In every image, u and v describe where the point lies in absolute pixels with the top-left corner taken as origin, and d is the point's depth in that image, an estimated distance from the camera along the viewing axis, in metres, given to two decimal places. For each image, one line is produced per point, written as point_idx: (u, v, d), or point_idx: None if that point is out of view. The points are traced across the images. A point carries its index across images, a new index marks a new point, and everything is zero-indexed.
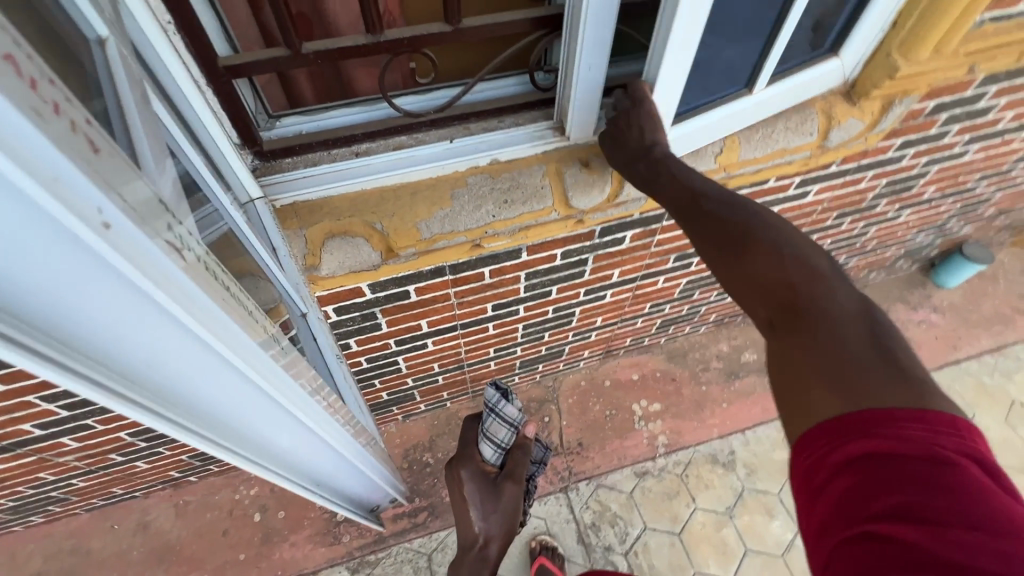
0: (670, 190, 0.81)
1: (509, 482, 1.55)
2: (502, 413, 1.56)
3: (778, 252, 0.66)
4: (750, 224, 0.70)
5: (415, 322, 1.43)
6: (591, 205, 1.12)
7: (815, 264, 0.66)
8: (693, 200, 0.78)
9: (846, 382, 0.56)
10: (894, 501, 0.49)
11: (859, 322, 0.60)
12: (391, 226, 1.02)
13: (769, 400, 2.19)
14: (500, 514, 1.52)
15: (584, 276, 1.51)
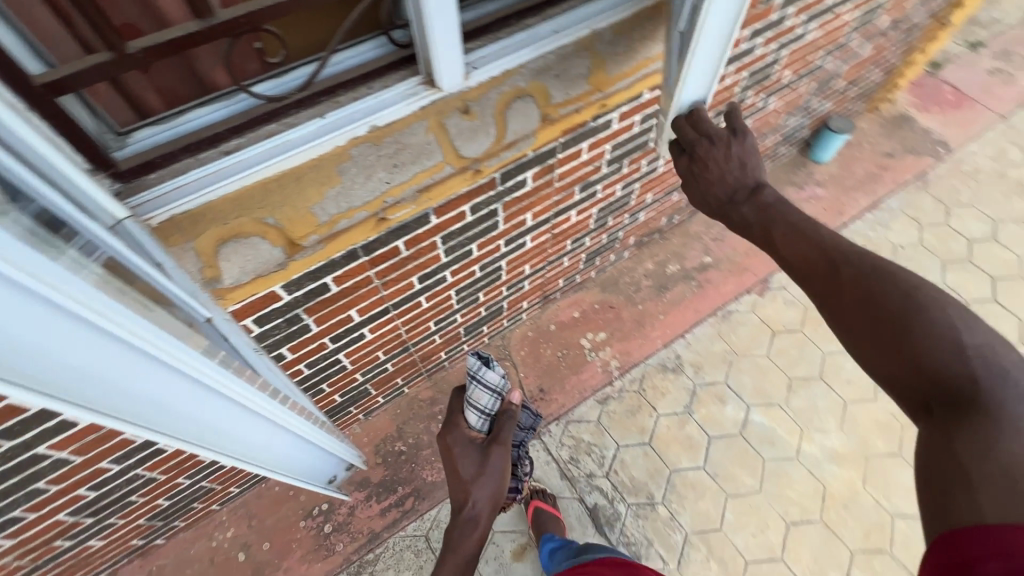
0: (794, 242, 0.98)
1: (500, 443, 1.53)
2: (484, 379, 1.50)
3: (942, 326, 0.76)
4: (909, 297, 0.80)
5: (345, 314, 1.40)
6: (481, 151, 1.14)
7: (994, 356, 0.73)
8: (827, 261, 0.92)
9: (985, 441, 0.66)
10: (994, 562, 0.57)
11: (997, 388, 0.70)
12: (285, 217, 0.98)
13: (699, 301, 2.36)
14: (487, 476, 1.48)
15: (499, 226, 1.53)
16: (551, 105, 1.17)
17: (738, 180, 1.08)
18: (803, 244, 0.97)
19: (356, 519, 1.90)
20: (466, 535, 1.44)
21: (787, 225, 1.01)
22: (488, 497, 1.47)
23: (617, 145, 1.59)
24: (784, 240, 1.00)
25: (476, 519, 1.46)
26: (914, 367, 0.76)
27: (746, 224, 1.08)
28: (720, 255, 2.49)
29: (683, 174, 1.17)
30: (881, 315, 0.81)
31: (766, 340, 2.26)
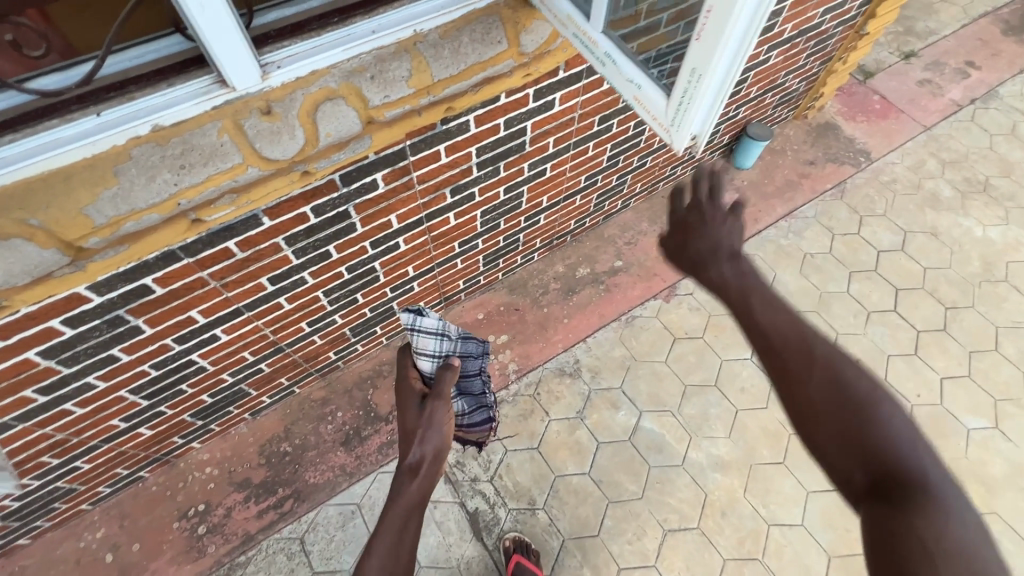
0: (765, 307, 0.93)
1: (445, 392, 1.30)
2: (421, 327, 1.34)
3: (890, 422, 0.80)
4: (866, 389, 0.82)
5: (184, 315, 1.37)
6: (291, 154, 1.09)
7: (921, 447, 0.78)
8: (800, 337, 0.88)
9: (938, 533, 0.71)
10: None
11: (939, 484, 0.76)
12: (51, 219, 0.94)
13: (605, 306, 2.35)
14: (432, 428, 1.27)
15: (358, 228, 1.50)
16: (371, 108, 1.14)
17: (719, 241, 1.02)
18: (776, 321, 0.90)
19: (232, 521, 1.88)
20: (411, 487, 1.20)
21: (765, 298, 0.93)
22: (432, 449, 1.26)
23: (484, 148, 1.56)
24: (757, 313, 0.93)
25: (417, 471, 1.22)
26: (868, 454, 0.79)
27: (722, 289, 0.99)
28: (631, 259, 2.48)
29: (671, 244, 1.09)
30: (844, 402, 0.82)
31: (666, 346, 2.26)
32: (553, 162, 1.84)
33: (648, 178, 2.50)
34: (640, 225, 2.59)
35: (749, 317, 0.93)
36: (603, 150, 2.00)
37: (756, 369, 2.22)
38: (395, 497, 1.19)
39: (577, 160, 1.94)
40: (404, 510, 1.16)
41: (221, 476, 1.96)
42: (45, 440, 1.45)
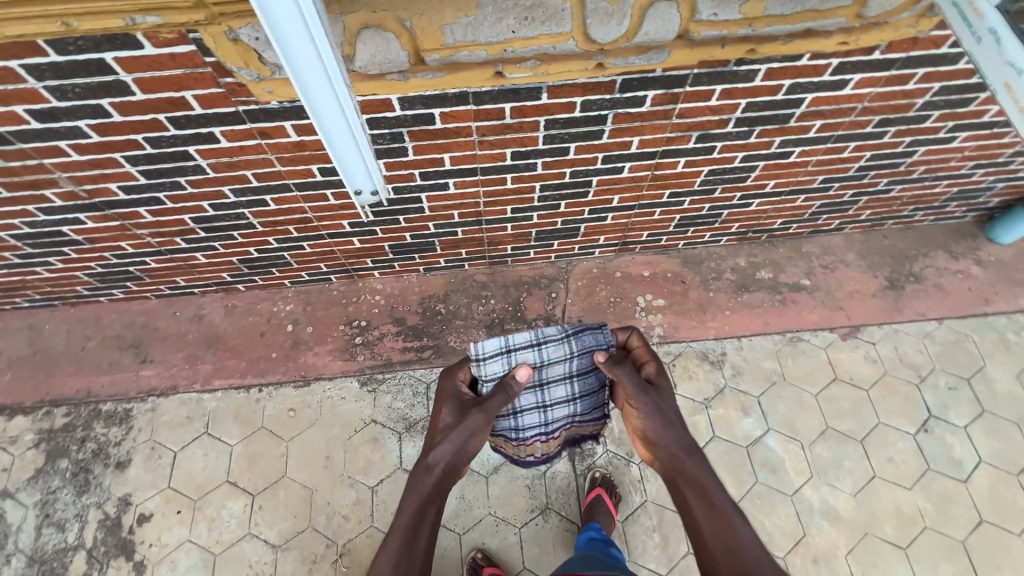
0: (711, 523, 1.22)
1: (486, 402, 1.39)
2: (512, 345, 1.42)
3: (749, 553, 1.16)
4: (759, 564, 1.15)
5: (439, 155, 1.56)
6: (608, 39, 1.18)
7: (769, 562, 1.16)
8: (725, 538, 1.19)
9: None
10: None
11: None
12: (419, 26, 1.10)
13: (773, 316, 2.23)
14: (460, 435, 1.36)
15: (603, 137, 1.57)
16: (694, 21, 1.18)
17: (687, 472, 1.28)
18: (672, 443, 1.32)
19: (382, 344, 2.17)
20: (425, 480, 1.34)
21: (711, 525, 1.22)
22: (451, 455, 1.36)
23: (754, 104, 1.51)
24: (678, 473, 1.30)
25: (434, 470, 1.34)
26: None
27: (671, 474, 1.31)
28: (821, 284, 2.30)
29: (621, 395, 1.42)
30: (741, 560, 1.16)
31: (822, 381, 2.11)
32: (804, 148, 1.74)
33: (881, 209, 2.26)
34: (846, 253, 2.36)
35: (680, 457, 1.30)
36: (861, 156, 1.83)
37: (916, 448, 1.99)
38: (410, 490, 1.33)
39: (827, 157, 1.81)
40: (418, 502, 1.31)
41: (385, 306, 2.25)
42: (299, 215, 1.77)
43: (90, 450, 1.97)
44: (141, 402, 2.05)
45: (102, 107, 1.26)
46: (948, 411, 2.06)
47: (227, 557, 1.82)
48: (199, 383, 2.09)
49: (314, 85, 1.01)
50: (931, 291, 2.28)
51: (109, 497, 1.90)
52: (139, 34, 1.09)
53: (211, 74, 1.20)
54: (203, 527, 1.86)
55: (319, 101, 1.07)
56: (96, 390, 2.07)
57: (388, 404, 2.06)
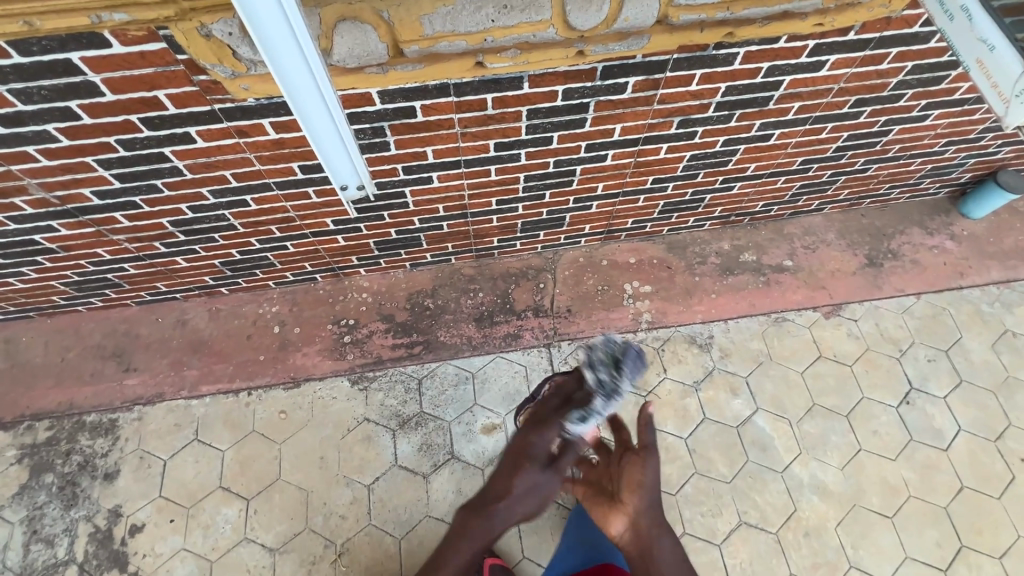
0: None
1: (567, 463, 1.31)
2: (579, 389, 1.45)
3: None
4: None
5: (421, 148, 1.55)
6: (589, 26, 1.18)
7: None
8: None
9: None
10: None
11: None
12: (397, 17, 1.08)
13: (758, 297, 2.27)
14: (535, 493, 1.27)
15: (586, 125, 1.56)
16: (673, 6, 1.18)
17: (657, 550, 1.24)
18: (651, 528, 1.27)
19: (372, 341, 2.15)
20: (479, 532, 1.19)
21: None
22: (514, 516, 1.25)
23: (734, 88, 1.52)
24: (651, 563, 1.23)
25: (493, 527, 1.21)
26: None
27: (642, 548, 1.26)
28: (803, 264, 2.34)
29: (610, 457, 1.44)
30: None
31: (807, 359, 2.15)
32: (783, 130, 1.76)
33: (859, 188, 2.30)
34: (826, 233, 2.41)
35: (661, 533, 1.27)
36: (838, 136, 1.86)
37: (899, 420, 2.05)
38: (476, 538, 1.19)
39: (805, 139, 1.83)
40: (478, 551, 1.18)
41: (372, 304, 2.23)
42: (281, 214, 1.74)
43: (76, 463, 1.93)
44: (126, 411, 2.01)
45: (71, 110, 1.22)
46: (928, 383, 2.12)
47: (224, 563, 1.81)
48: (186, 390, 2.05)
49: (303, 91, 0.79)
50: (909, 267, 2.33)
51: (99, 510, 1.87)
52: (106, 32, 1.05)
53: (184, 72, 1.17)
54: (197, 534, 1.84)
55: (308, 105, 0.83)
56: (79, 401, 2.02)
57: (381, 401, 2.05)
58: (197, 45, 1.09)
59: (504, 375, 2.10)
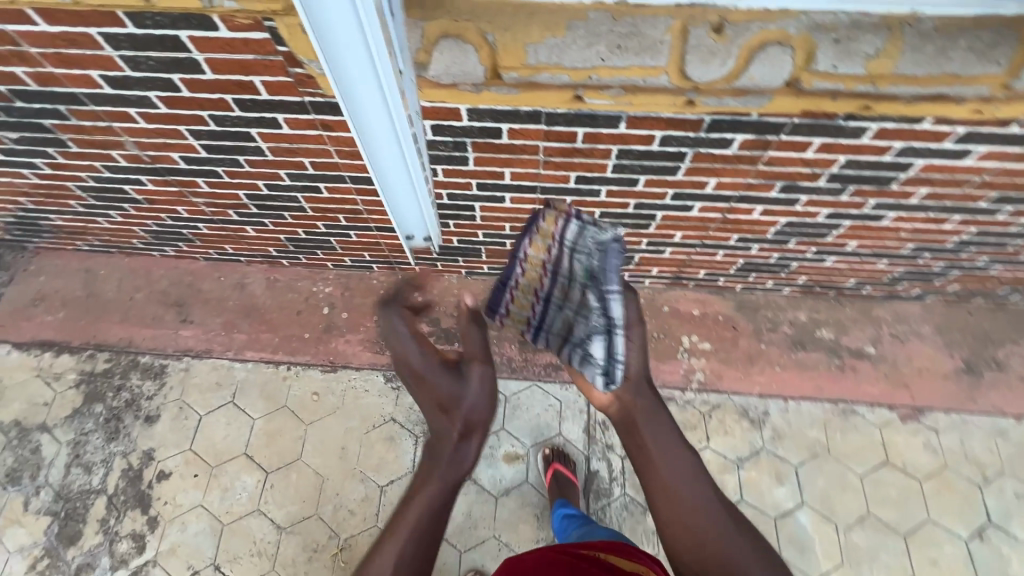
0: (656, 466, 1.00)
1: (447, 380, 1.23)
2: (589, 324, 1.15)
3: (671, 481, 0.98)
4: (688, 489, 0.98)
5: (500, 169, 1.48)
6: (707, 79, 1.06)
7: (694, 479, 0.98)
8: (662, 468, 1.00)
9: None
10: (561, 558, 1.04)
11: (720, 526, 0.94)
12: (502, 41, 1.02)
13: (828, 381, 2.06)
14: (472, 394, 1.21)
15: (678, 174, 1.45)
16: (808, 71, 1.05)
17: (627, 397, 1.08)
18: (671, 450, 1.02)
19: None
20: (447, 486, 1.09)
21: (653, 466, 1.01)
22: (477, 450, 1.19)
23: (855, 162, 1.36)
24: (664, 475, 0.99)
25: (459, 465, 1.13)
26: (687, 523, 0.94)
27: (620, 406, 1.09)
28: (887, 354, 2.10)
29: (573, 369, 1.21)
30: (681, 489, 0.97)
31: (871, 462, 1.94)
32: (900, 214, 1.56)
33: (973, 284, 2.03)
34: (921, 325, 2.15)
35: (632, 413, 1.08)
36: (964, 229, 1.64)
37: (966, 554, 1.81)
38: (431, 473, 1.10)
39: (924, 226, 1.63)
40: (438, 488, 1.08)
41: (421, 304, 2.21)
42: (350, 206, 1.74)
43: (123, 400, 2.04)
44: (176, 360, 2.10)
45: (172, 82, 1.24)
46: (1011, 521, 1.85)
47: (234, 528, 1.86)
48: (232, 352, 2.12)
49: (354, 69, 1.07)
50: (1015, 383, 2.04)
51: (134, 449, 1.97)
52: (216, 17, 1.05)
53: (282, 63, 1.15)
54: (215, 494, 1.90)
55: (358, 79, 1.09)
56: (137, 342, 2.13)
57: (410, 405, 2.03)
58: (299, 40, 1.07)
59: (537, 405, 2.03)
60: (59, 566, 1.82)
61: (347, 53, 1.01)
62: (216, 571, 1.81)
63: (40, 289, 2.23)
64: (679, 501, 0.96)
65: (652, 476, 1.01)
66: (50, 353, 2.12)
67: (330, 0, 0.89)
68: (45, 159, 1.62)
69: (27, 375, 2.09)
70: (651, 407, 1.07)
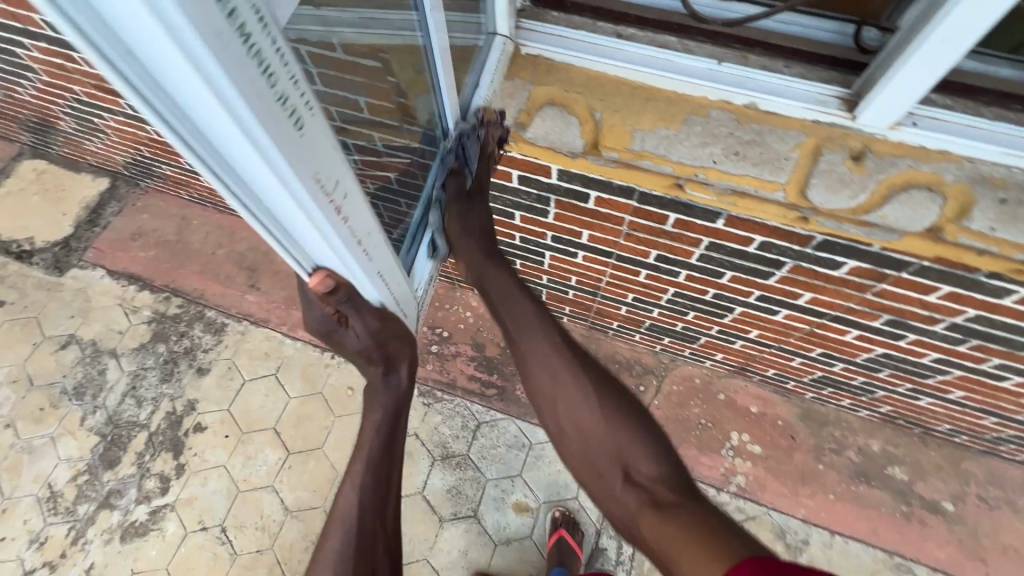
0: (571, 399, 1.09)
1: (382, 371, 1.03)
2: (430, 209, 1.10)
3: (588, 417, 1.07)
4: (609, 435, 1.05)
5: (579, 229, 1.42)
6: (830, 203, 0.91)
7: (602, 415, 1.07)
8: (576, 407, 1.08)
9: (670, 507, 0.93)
10: None
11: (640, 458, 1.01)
12: (609, 121, 0.97)
13: (887, 528, 1.82)
14: (392, 334, 0.96)
15: (769, 279, 1.31)
16: (956, 225, 0.89)
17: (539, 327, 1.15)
18: (578, 403, 1.08)
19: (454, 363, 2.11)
20: (382, 423, 1.09)
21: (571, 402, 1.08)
22: (413, 369, 1.10)
23: (987, 319, 1.16)
24: (575, 415, 1.08)
25: (396, 389, 1.09)
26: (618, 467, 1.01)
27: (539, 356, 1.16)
28: (968, 517, 1.83)
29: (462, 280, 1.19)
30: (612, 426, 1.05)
31: None
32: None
33: None
34: (1019, 495, 1.85)
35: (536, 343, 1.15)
36: None
37: None
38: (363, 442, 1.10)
39: None
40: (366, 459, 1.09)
41: (471, 325, 2.18)
42: None
43: (183, 347, 2.19)
44: (236, 322, 2.22)
45: None
46: None
47: (247, 497, 1.94)
48: (286, 327, 2.21)
49: (227, 134, 0.48)
50: None
51: (181, 395, 2.10)
52: None
53: None
54: (239, 459, 1.99)
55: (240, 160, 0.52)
56: (208, 295, 2.27)
57: (436, 425, 2.01)
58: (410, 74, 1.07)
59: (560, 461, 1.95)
60: (95, 485, 1.98)
61: (206, 121, 0.46)
62: (222, 532, 1.89)
63: (141, 226, 2.42)
64: (607, 448, 1.04)
65: (564, 424, 1.10)
66: (135, 287, 2.31)
67: (191, 63, 0.40)
68: None
69: (111, 302, 2.29)
70: (531, 327, 1.14)
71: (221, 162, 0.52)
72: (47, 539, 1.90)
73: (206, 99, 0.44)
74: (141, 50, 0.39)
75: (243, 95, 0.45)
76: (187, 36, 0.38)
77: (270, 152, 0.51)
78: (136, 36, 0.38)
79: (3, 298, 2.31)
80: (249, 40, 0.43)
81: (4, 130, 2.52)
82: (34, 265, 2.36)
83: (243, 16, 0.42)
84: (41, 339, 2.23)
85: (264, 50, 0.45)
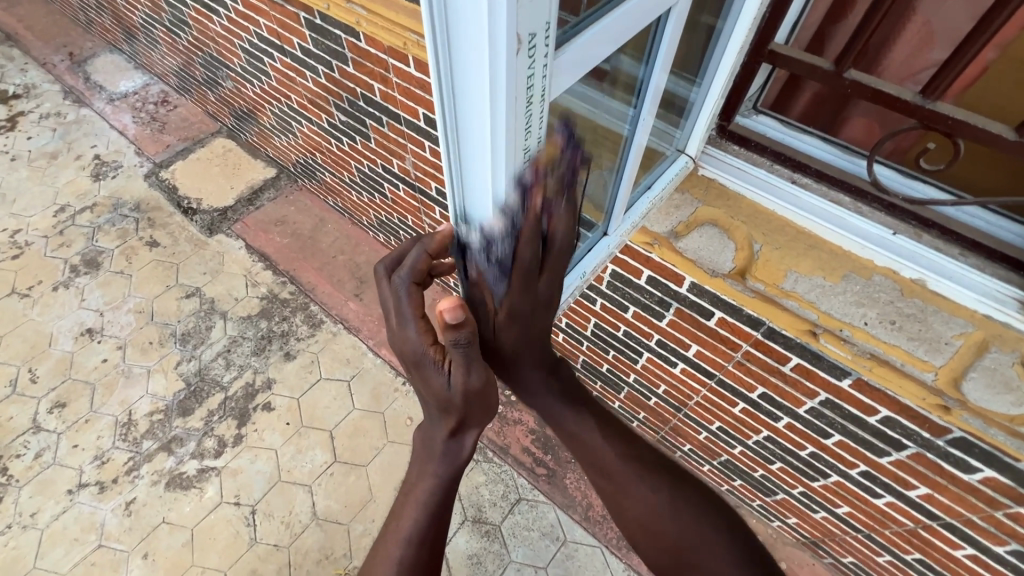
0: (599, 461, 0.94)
1: (438, 386, 0.81)
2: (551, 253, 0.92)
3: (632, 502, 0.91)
4: (681, 532, 0.88)
5: (689, 341, 1.42)
6: (987, 404, 0.86)
7: (631, 486, 0.92)
8: (610, 464, 0.94)
9: None
10: None
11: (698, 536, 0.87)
12: (766, 254, 1.01)
13: None
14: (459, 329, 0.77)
15: (881, 458, 1.23)
16: None
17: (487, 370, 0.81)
18: (651, 505, 0.90)
19: (513, 429, 2.10)
20: (425, 506, 0.87)
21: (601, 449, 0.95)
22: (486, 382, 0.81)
23: None
24: (630, 498, 0.91)
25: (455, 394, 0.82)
26: (677, 530, 0.88)
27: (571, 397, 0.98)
28: None
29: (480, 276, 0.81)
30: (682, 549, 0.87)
31: None
32: None
33: None
34: None
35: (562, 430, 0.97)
36: None
37: None
38: (421, 439, 0.92)
39: None
40: (419, 457, 0.91)
41: None
42: None
43: (280, 329, 2.38)
44: (332, 323, 2.39)
45: None
46: None
47: (285, 488, 1.99)
48: (374, 342, 2.33)
49: (474, 148, 0.63)
50: None
51: (263, 372, 2.26)
52: None
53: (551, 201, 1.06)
54: (291, 449, 2.07)
55: (472, 168, 0.66)
56: (317, 291, 2.48)
57: (477, 486, 1.98)
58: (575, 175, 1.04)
59: (591, 569, 1.83)
60: (165, 426, 2.13)
61: (470, 134, 0.61)
62: (251, 513, 1.93)
63: (286, 216, 2.74)
64: (675, 531, 0.88)
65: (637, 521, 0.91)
66: (262, 265, 2.58)
67: (486, 96, 0.55)
68: (351, 139, 2.03)
69: (239, 271, 2.56)
70: (594, 446, 0.95)
71: (458, 156, 0.66)
72: (108, 460, 2.05)
73: (485, 127, 0.59)
74: (466, 79, 0.55)
75: (508, 136, 0.60)
76: (500, 81, 0.53)
77: (499, 177, 0.65)
78: (468, 73, 0.54)
79: (159, 241, 2.67)
80: (530, 102, 0.59)
81: (216, 111, 3.02)
82: (193, 222, 2.73)
83: (535, 85, 0.58)
84: (173, 284, 2.52)
85: (533, 111, 0.61)
